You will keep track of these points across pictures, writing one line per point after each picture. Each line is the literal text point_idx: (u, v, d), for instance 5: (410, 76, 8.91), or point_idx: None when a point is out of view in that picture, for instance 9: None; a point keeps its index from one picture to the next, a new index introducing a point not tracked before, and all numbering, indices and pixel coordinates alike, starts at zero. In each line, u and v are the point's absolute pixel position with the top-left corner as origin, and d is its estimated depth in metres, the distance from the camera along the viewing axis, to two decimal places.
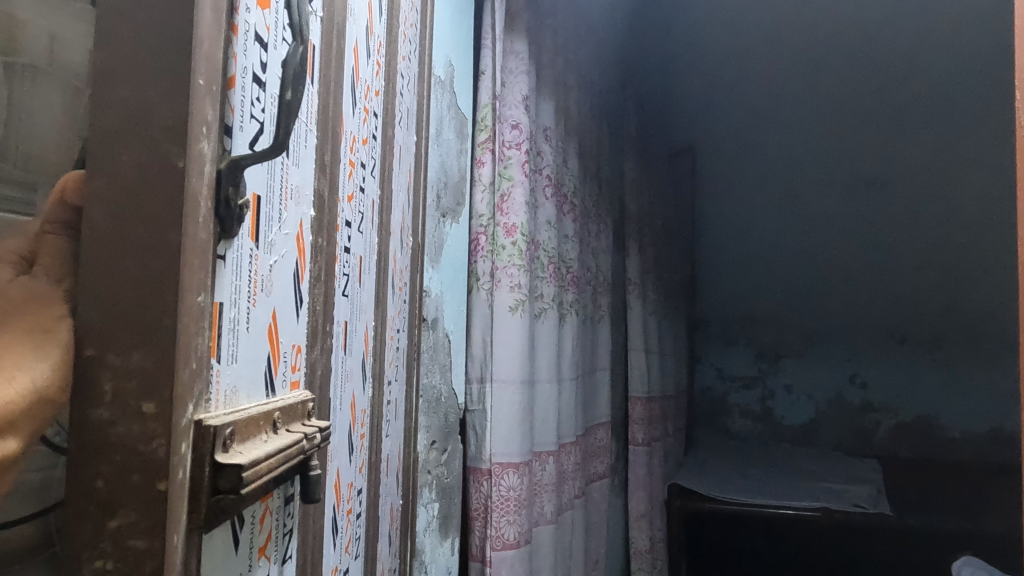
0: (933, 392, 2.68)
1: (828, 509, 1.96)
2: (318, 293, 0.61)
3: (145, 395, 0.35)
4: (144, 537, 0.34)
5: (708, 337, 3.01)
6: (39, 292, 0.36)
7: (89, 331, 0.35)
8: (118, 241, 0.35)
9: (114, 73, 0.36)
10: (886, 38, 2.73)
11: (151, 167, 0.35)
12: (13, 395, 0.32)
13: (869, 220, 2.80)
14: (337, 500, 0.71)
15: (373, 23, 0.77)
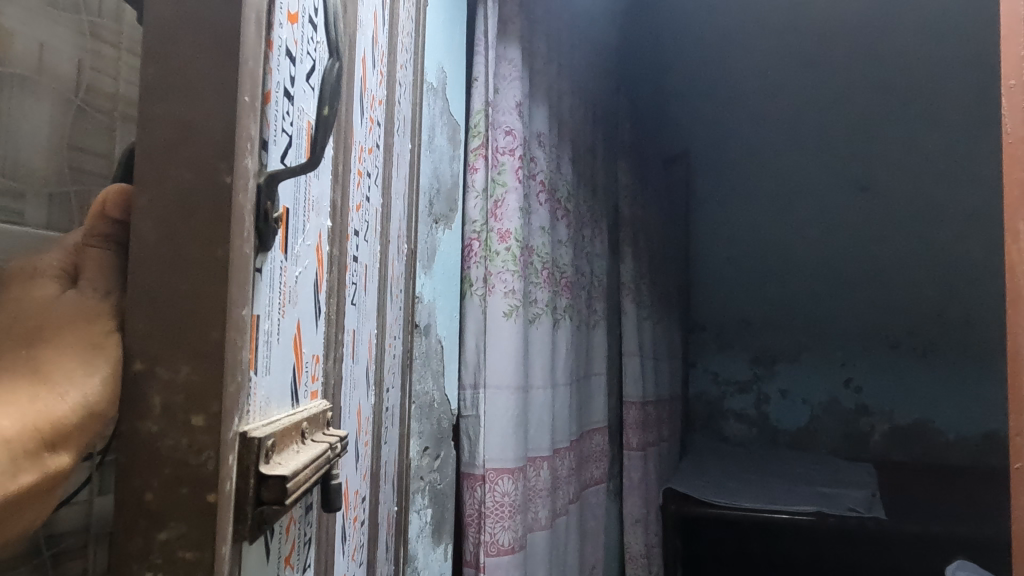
0: (927, 396, 2.68)
1: (822, 513, 1.96)
2: (332, 304, 0.62)
3: (193, 410, 0.35)
4: (193, 549, 0.35)
5: (702, 342, 3.02)
6: (86, 307, 0.37)
7: (138, 344, 0.35)
8: (168, 256, 0.36)
9: (163, 91, 0.36)
10: (878, 45, 2.75)
11: (200, 185, 0.35)
12: (65, 410, 0.34)
13: (862, 226, 2.82)
14: (347, 509, 0.72)
15: (378, 37, 0.78)
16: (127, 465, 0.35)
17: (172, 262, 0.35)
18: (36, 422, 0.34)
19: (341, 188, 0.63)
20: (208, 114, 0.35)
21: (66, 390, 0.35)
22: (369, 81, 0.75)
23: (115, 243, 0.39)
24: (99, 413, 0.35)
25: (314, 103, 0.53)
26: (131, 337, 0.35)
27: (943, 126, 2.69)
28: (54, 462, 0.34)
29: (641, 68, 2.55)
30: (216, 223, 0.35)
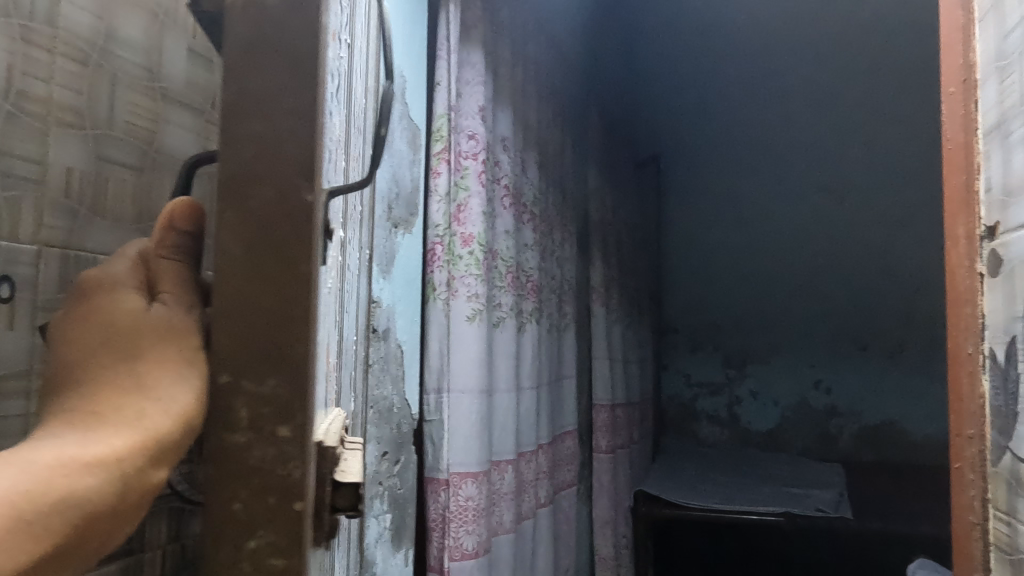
0: (896, 398, 2.71)
1: (790, 514, 1.98)
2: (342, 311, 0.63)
3: (280, 420, 0.33)
4: (281, 558, 0.33)
5: (675, 344, 3.04)
6: (171, 318, 0.38)
7: (221, 354, 0.34)
8: (249, 258, 0.33)
9: (243, 75, 0.33)
10: (849, 49, 2.78)
11: (284, 180, 0.33)
12: (167, 424, 0.35)
13: (835, 230, 2.84)
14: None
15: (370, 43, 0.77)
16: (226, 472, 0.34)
17: (256, 258, 0.33)
18: (143, 436, 0.35)
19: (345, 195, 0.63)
20: (289, 102, 0.33)
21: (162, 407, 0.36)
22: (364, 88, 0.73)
23: (182, 254, 0.40)
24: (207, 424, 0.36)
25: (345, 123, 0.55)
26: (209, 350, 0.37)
27: (910, 131, 2.72)
28: (154, 477, 0.36)
29: (611, 75, 2.58)
30: (296, 228, 0.33)
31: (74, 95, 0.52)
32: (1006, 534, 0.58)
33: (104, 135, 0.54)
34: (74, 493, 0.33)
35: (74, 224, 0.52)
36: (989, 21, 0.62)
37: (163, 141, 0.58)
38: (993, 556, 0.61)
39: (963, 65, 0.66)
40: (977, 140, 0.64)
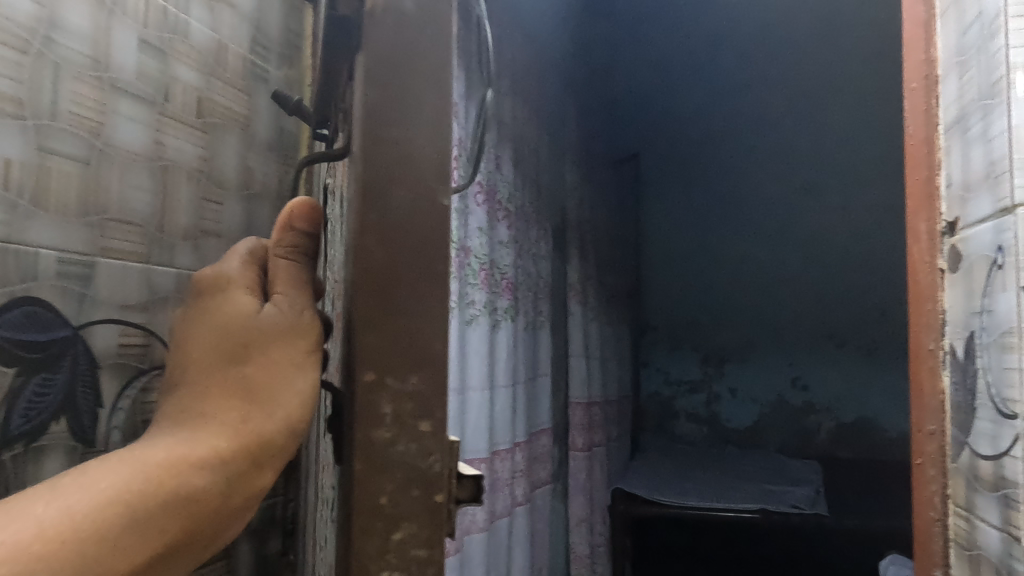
0: (871, 396, 2.73)
1: (766, 510, 1.98)
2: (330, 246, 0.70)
3: (422, 415, 0.36)
4: (424, 547, 0.36)
5: (654, 341, 3.05)
6: (281, 322, 0.45)
7: (370, 351, 0.36)
8: (396, 267, 0.36)
9: (385, 95, 0.36)
10: (825, 50, 2.80)
11: (424, 195, 0.37)
12: (273, 429, 0.44)
13: (812, 230, 2.85)
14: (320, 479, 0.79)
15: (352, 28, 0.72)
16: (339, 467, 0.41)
17: (402, 264, 0.36)
18: (250, 441, 0.43)
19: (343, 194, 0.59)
20: (428, 124, 0.37)
21: (259, 422, 0.44)
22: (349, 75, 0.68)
23: (300, 253, 0.47)
24: (301, 430, 0.45)
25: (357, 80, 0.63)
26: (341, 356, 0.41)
27: (885, 130, 2.74)
28: (261, 482, 0.45)
29: (590, 75, 2.59)
30: (442, 239, 0.37)
31: (11, 84, 0.50)
32: (964, 529, 0.58)
33: (46, 124, 0.52)
34: (182, 487, 0.41)
35: (12, 217, 0.50)
36: (950, 16, 0.62)
37: (110, 137, 0.57)
38: (952, 550, 0.61)
39: (924, 61, 0.65)
40: (939, 135, 0.64)
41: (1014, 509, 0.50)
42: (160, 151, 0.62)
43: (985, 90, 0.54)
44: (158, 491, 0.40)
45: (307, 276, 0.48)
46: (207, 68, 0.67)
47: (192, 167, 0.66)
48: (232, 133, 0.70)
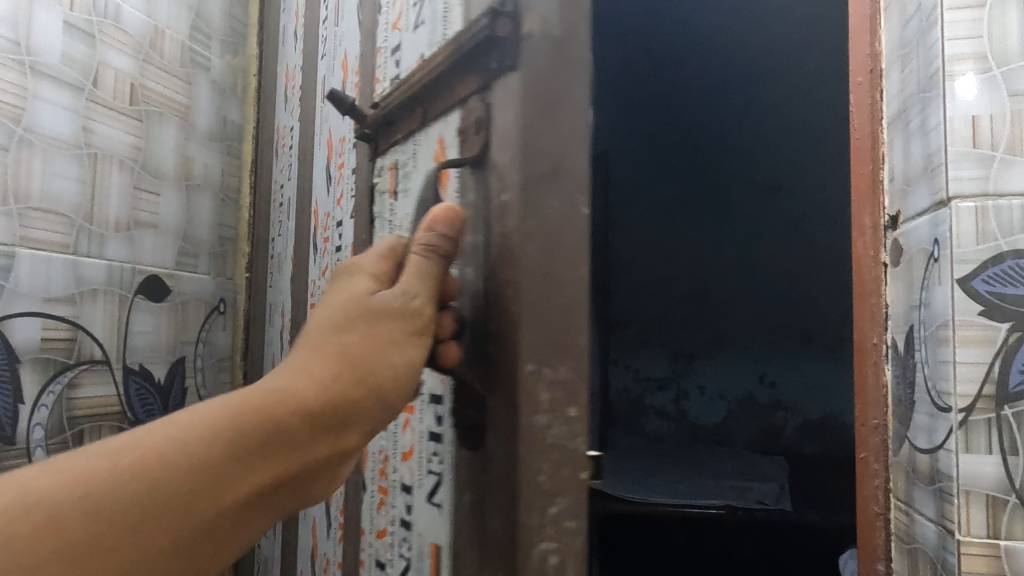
0: (832, 391, 2.79)
1: (731, 507, 2.00)
2: (383, 209, 0.69)
3: (570, 402, 0.43)
4: (572, 520, 0.43)
5: (623, 337, 3.06)
6: (395, 308, 0.46)
7: (530, 348, 0.43)
8: (551, 276, 0.43)
9: (539, 126, 0.43)
10: None
11: (568, 213, 0.44)
12: (362, 396, 0.44)
13: (778, 227, 2.88)
14: (365, 468, 0.75)
15: (403, 24, 0.67)
16: (484, 451, 0.47)
17: (552, 273, 0.43)
18: (339, 402, 0.43)
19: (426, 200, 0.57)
20: (571, 149, 0.44)
21: (352, 382, 0.44)
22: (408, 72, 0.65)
23: (435, 253, 0.47)
24: (393, 397, 0.46)
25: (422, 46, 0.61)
26: (496, 356, 0.46)
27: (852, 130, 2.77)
28: (348, 444, 0.44)
29: None
30: (577, 254, 0.44)
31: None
32: (903, 521, 0.58)
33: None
34: (272, 435, 0.41)
35: None
36: (894, 9, 0.61)
37: (38, 124, 0.81)
38: (895, 545, 0.61)
39: (869, 55, 0.65)
40: (883, 129, 0.64)
41: (948, 502, 0.50)
42: (87, 139, 0.86)
43: (924, 83, 0.54)
44: (248, 434, 0.40)
45: (440, 275, 0.48)
46: (137, 57, 0.93)
47: (121, 155, 0.91)
48: (166, 121, 0.97)
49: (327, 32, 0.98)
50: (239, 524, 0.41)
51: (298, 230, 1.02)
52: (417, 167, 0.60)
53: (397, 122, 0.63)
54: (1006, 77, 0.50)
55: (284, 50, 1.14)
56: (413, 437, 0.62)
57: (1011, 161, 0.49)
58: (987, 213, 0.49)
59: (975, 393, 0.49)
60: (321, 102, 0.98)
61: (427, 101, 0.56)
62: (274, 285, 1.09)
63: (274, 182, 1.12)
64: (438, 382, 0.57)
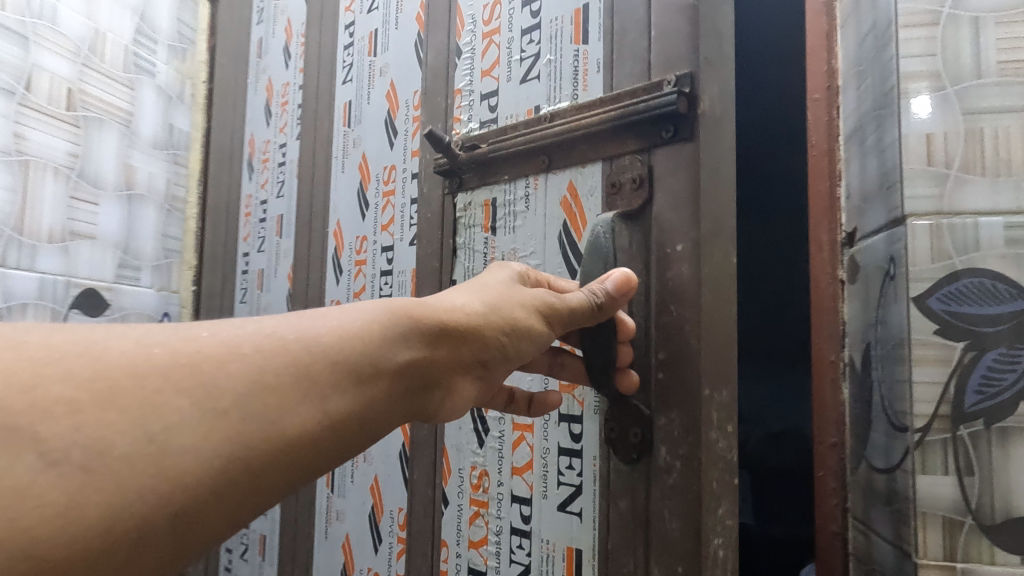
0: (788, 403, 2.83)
1: None
2: (466, 233, 0.83)
3: (726, 420, 0.62)
4: (728, 516, 0.61)
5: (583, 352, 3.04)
6: (545, 295, 0.57)
7: (708, 377, 0.61)
8: (716, 314, 0.62)
9: (716, 188, 0.63)
10: None
11: (727, 267, 0.63)
12: (494, 324, 0.53)
13: None
14: (445, 481, 0.84)
15: (498, 72, 0.80)
16: (652, 465, 0.64)
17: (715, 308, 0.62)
18: (472, 318, 0.52)
19: (556, 234, 0.74)
20: (723, 219, 0.63)
21: (488, 311, 0.53)
22: (508, 117, 0.79)
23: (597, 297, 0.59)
24: (520, 337, 0.55)
25: (526, 100, 0.77)
26: (665, 381, 0.63)
27: None
28: (467, 359, 0.52)
29: None
30: (730, 296, 0.63)
31: None
32: (861, 541, 0.58)
33: None
34: (428, 331, 0.49)
35: None
36: (850, 26, 0.61)
37: None
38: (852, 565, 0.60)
39: (827, 71, 0.65)
40: (840, 145, 0.64)
41: (907, 524, 0.49)
42: (20, 144, 0.90)
43: (881, 100, 0.54)
44: (413, 321, 0.48)
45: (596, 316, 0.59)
46: (74, 61, 0.97)
47: (56, 162, 0.94)
48: (107, 128, 1.01)
49: (349, 59, 1.00)
50: (391, 402, 0.46)
51: (298, 248, 1.04)
52: (529, 209, 0.77)
53: (504, 163, 0.78)
54: (960, 95, 0.49)
55: (263, 60, 1.14)
56: (530, 452, 0.76)
57: (963, 180, 0.49)
58: (941, 231, 0.49)
59: (930, 413, 0.48)
60: (344, 126, 1.00)
61: (554, 153, 0.74)
62: (256, 299, 1.10)
63: (242, 195, 1.14)
64: (575, 402, 0.72)
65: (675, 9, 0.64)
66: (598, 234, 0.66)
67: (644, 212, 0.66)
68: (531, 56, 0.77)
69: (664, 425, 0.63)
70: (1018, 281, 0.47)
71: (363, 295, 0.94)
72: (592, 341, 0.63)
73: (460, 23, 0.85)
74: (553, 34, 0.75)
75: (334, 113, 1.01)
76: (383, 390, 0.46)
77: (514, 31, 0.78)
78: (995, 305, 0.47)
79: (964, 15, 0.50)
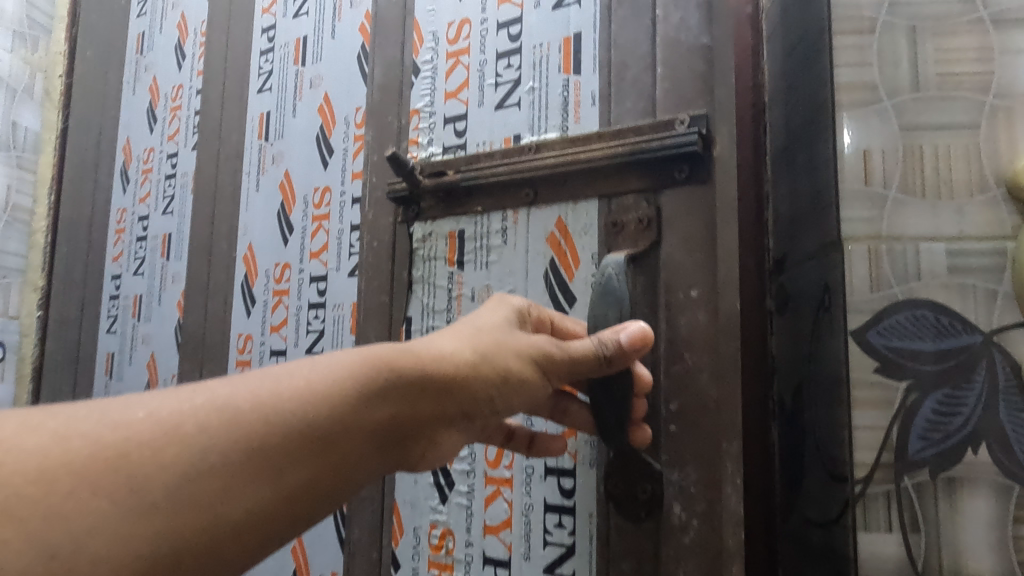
0: None
1: None
2: (420, 263, 0.67)
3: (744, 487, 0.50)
4: None
5: None
6: (539, 344, 0.44)
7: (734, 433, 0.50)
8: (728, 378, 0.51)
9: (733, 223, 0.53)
10: None
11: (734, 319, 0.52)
12: (488, 377, 0.42)
13: None
14: (396, 542, 0.65)
15: (468, 94, 0.67)
16: (659, 524, 0.52)
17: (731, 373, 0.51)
18: (460, 368, 0.41)
19: (541, 274, 0.61)
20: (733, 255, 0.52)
21: (487, 356, 0.42)
22: (480, 145, 0.66)
23: (597, 352, 0.43)
24: (528, 393, 0.44)
25: (501, 131, 0.65)
26: (677, 435, 0.52)
27: None
28: (453, 417, 0.41)
29: None
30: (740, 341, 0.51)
31: None
32: None
33: None
34: (412, 385, 0.39)
35: None
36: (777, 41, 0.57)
37: None
38: None
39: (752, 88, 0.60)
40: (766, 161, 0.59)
41: None
42: None
43: (814, 109, 0.50)
44: (393, 375, 0.38)
45: (593, 373, 0.44)
46: None
47: None
48: None
49: (266, 66, 0.85)
50: (360, 472, 0.37)
51: (193, 270, 0.87)
52: (506, 245, 0.63)
53: (477, 193, 0.65)
54: (898, 109, 0.45)
55: (146, 58, 0.99)
56: (512, 514, 0.59)
57: (903, 203, 0.44)
58: (880, 255, 0.45)
59: (871, 462, 0.43)
60: (260, 138, 0.84)
61: (543, 184, 0.61)
62: (130, 330, 0.92)
63: (114, 209, 0.98)
64: (569, 457, 0.57)
65: (685, 49, 0.56)
66: (610, 273, 0.48)
67: (650, 255, 0.55)
68: (511, 82, 0.65)
69: (676, 480, 0.52)
70: (962, 315, 0.42)
71: (284, 332, 0.78)
72: (600, 395, 0.47)
73: (416, 38, 0.71)
74: (536, 61, 0.63)
75: (246, 128, 0.86)
76: (353, 460, 0.37)
77: (487, 52, 0.66)
78: (937, 340, 0.43)
79: (900, 22, 0.46)
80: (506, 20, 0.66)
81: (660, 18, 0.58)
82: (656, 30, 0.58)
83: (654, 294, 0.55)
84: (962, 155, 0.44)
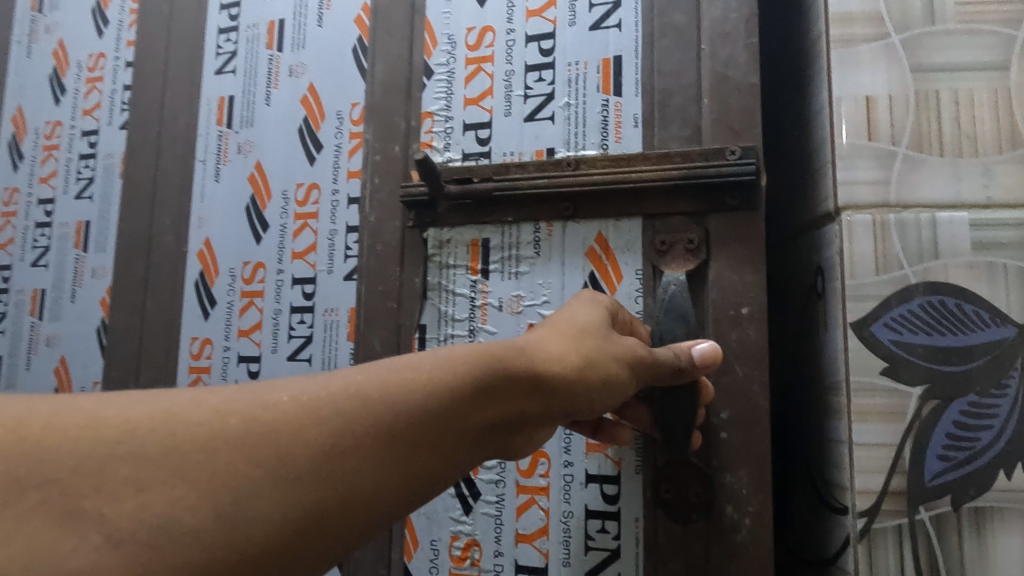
0: None
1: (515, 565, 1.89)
2: (434, 266, 0.57)
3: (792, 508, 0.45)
4: None
5: None
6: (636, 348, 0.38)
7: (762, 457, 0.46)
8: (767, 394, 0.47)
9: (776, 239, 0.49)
10: None
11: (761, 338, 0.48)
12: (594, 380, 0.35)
13: None
14: (409, 556, 0.52)
15: (492, 102, 0.57)
16: (716, 525, 0.46)
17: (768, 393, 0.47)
18: (571, 366, 0.34)
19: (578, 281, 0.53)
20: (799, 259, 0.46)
21: (594, 360, 0.35)
22: (506, 156, 0.56)
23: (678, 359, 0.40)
24: (619, 399, 0.37)
25: (527, 143, 0.55)
26: (730, 443, 0.47)
27: None
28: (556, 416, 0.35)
29: None
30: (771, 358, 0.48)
31: None
32: None
33: None
34: (520, 384, 0.33)
35: None
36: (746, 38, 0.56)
37: None
38: None
39: None
40: None
41: None
42: None
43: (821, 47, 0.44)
44: (504, 375, 0.32)
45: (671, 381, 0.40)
46: None
47: None
48: None
49: (228, 47, 0.68)
50: (445, 479, 0.31)
51: (123, 262, 0.69)
52: (539, 257, 0.54)
53: (509, 203, 0.55)
54: (907, 45, 0.41)
55: (49, 17, 0.77)
56: (553, 524, 0.49)
57: (917, 160, 0.40)
58: (887, 228, 0.40)
59: (878, 488, 0.39)
60: (218, 125, 0.67)
61: (584, 199, 0.53)
62: (28, 332, 0.73)
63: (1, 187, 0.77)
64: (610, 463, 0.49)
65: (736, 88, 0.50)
66: (674, 290, 0.46)
67: (697, 277, 0.49)
68: (542, 93, 0.55)
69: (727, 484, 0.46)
70: (992, 306, 0.39)
71: (257, 337, 0.63)
72: (667, 401, 0.43)
73: (428, 40, 0.59)
74: (572, 76, 0.54)
75: (200, 112, 0.68)
76: (447, 460, 0.30)
77: (515, 63, 0.56)
78: (956, 330, 0.39)
79: None
80: (537, 32, 0.56)
81: (706, 53, 0.52)
82: (702, 63, 0.51)
83: (701, 310, 0.49)
84: (989, 101, 0.40)
